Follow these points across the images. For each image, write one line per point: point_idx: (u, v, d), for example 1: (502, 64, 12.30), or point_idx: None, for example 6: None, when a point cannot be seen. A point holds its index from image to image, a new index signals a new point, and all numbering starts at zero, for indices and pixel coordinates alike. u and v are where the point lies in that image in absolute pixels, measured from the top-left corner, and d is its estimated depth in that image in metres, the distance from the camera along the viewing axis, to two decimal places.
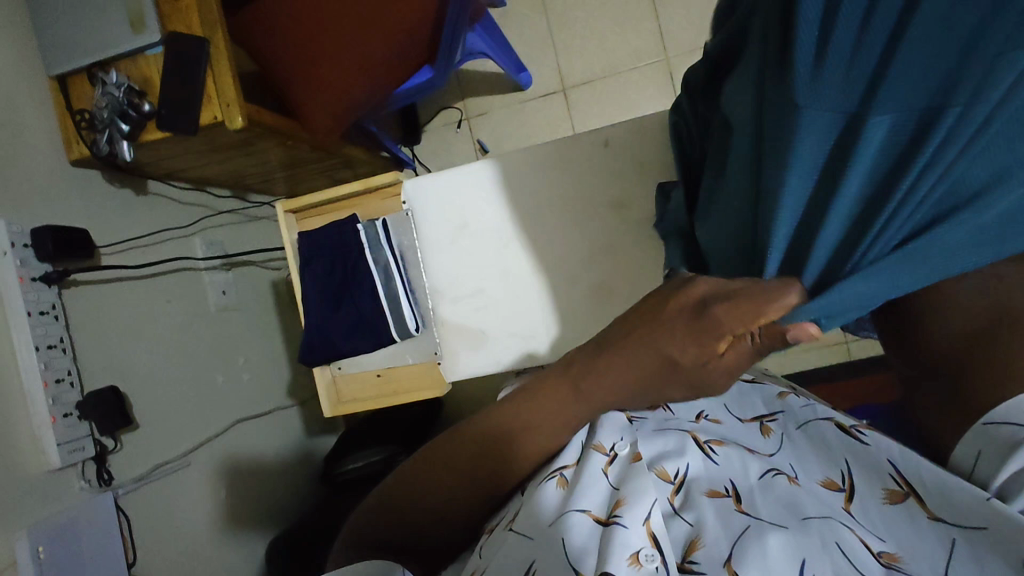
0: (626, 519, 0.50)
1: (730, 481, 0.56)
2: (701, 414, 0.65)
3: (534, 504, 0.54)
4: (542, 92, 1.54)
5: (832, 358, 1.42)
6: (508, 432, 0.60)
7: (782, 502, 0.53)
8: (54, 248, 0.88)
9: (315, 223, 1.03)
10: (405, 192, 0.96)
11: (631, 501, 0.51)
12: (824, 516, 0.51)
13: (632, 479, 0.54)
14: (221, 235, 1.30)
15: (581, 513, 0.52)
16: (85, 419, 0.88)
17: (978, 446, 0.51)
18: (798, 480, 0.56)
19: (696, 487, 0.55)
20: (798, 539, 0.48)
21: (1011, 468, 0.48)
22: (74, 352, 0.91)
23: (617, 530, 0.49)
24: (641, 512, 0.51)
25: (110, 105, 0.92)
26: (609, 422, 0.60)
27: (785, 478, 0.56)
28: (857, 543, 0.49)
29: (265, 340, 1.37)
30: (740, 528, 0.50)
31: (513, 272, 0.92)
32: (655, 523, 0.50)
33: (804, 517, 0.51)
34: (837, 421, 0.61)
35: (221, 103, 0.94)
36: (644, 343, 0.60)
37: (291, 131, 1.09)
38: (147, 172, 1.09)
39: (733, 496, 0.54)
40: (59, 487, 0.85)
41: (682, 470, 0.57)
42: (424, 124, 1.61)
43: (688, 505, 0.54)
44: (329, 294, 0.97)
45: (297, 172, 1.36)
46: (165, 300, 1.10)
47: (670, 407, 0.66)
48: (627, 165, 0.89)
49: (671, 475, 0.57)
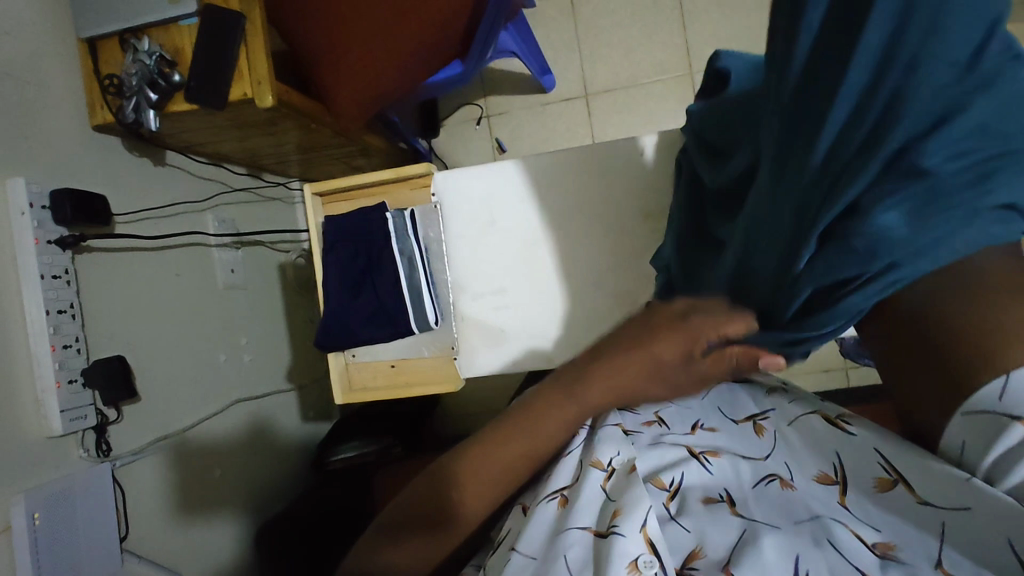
0: (624, 528, 0.48)
1: (725, 488, 0.55)
2: (697, 424, 0.62)
3: (533, 521, 0.53)
4: (564, 96, 1.55)
5: (832, 383, 1.43)
6: (513, 445, 0.57)
7: (771, 506, 0.52)
8: (72, 212, 0.86)
9: (340, 208, 1.02)
10: (435, 184, 0.96)
11: (627, 510, 0.50)
12: (816, 515, 0.50)
13: (626, 489, 0.52)
14: (235, 212, 1.30)
15: (580, 530, 0.51)
16: (89, 387, 0.87)
17: (962, 436, 0.46)
18: (792, 482, 0.54)
19: (691, 495, 0.54)
20: (791, 540, 0.48)
21: (1000, 448, 0.44)
22: (83, 319, 0.90)
23: (616, 539, 0.48)
24: (639, 519, 0.49)
25: (139, 73, 0.91)
26: (607, 437, 0.57)
27: (778, 483, 0.55)
28: (851, 539, 0.47)
29: (270, 321, 1.36)
30: (737, 533, 0.49)
31: (538, 272, 0.93)
32: (653, 529, 0.49)
33: (796, 520, 0.50)
34: (824, 413, 0.59)
35: (252, 81, 0.93)
36: (622, 359, 0.57)
37: (316, 114, 1.09)
38: (166, 142, 1.08)
39: (728, 500, 0.53)
40: (59, 455, 0.83)
41: (677, 478, 0.55)
42: (444, 118, 1.61)
43: (687, 511, 0.52)
44: (351, 281, 0.96)
45: (316, 156, 1.36)
46: (175, 274, 1.09)
47: (665, 417, 0.63)
48: (656, 175, 0.90)
49: (666, 483, 0.55)
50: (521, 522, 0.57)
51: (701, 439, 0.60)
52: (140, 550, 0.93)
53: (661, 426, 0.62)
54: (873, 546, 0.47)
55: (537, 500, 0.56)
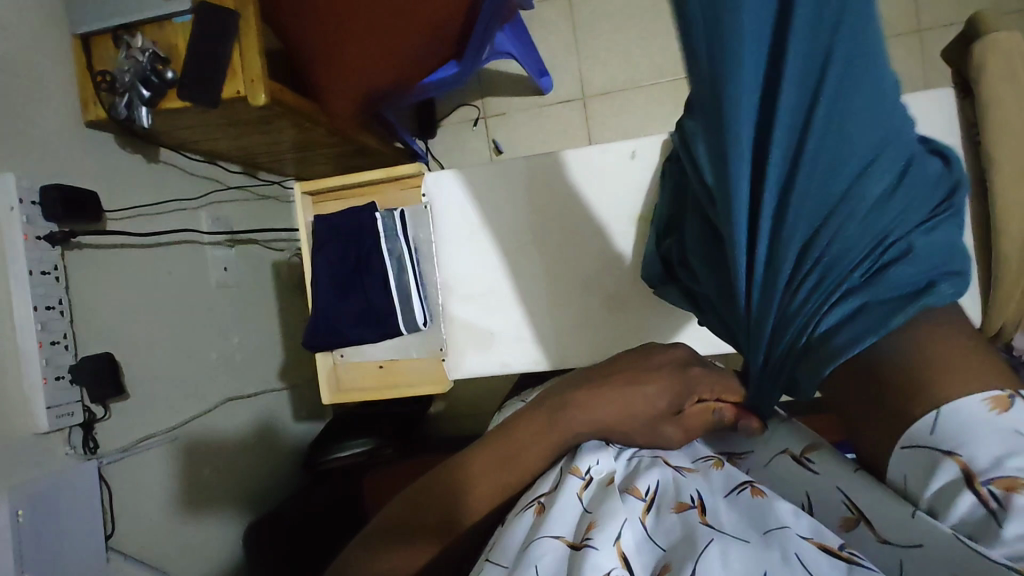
0: (596, 540, 0.47)
1: (697, 493, 0.52)
2: None
3: (508, 533, 0.53)
4: (561, 98, 1.54)
5: None
6: (499, 469, 0.62)
7: (743, 517, 0.49)
8: (62, 209, 0.86)
9: (330, 207, 1.02)
10: (426, 185, 0.95)
11: (601, 522, 0.49)
12: (784, 527, 0.47)
13: (602, 502, 0.52)
14: (228, 210, 1.29)
15: (551, 538, 0.49)
16: (76, 383, 0.87)
17: (905, 470, 0.50)
18: (764, 491, 0.52)
19: (665, 502, 0.52)
20: (761, 556, 0.45)
21: (937, 482, 0.47)
22: (71, 314, 0.89)
23: (588, 551, 0.46)
24: (612, 531, 0.48)
25: (133, 69, 0.91)
26: (586, 449, 0.60)
27: (750, 490, 0.52)
28: (819, 555, 0.45)
29: (261, 321, 1.35)
30: (705, 543, 0.46)
31: (527, 275, 0.92)
32: (626, 543, 0.47)
33: (766, 530, 0.47)
34: (791, 451, 0.60)
35: (245, 79, 0.93)
36: (618, 389, 0.63)
37: (310, 114, 1.09)
38: (159, 139, 1.08)
39: (699, 505, 0.50)
40: (45, 452, 0.83)
41: (653, 486, 0.54)
42: (440, 119, 1.61)
43: (658, 524, 0.50)
44: (340, 281, 0.96)
45: (310, 155, 1.35)
46: (166, 271, 1.09)
47: None
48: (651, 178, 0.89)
49: (643, 491, 0.54)
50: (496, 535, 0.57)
51: (678, 450, 0.62)
52: (125, 548, 0.93)
53: None
54: (838, 554, 0.45)
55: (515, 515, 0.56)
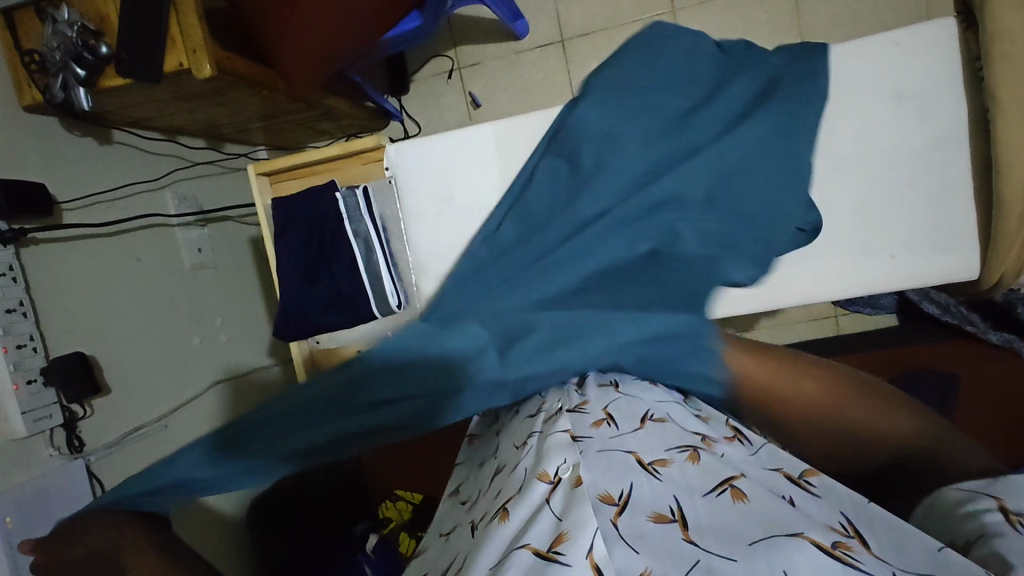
0: (568, 557, 0.47)
1: (675, 500, 0.52)
2: (646, 416, 0.63)
3: (483, 553, 0.54)
4: (538, 43, 1.45)
5: (821, 331, 1.40)
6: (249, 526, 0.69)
7: (726, 527, 0.50)
8: (8, 205, 0.81)
9: (290, 187, 0.98)
10: (388, 158, 0.92)
11: (572, 535, 0.48)
12: (769, 534, 0.48)
13: (571, 509, 0.51)
14: (194, 188, 1.23)
15: (520, 549, 0.50)
16: (50, 385, 0.84)
17: (950, 498, 0.56)
18: (745, 494, 0.53)
19: (640, 508, 0.51)
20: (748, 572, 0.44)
21: (973, 504, 0.53)
22: (36, 315, 0.86)
23: (558, 567, 0.47)
24: (583, 546, 0.47)
25: (63, 46, 0.84)
26: (552, 446, 0.59)
27: (730, 494, 0.53)
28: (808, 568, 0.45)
29: (243, 301, 1.32)
30: (689, 563, 0.46)
31: None
32: (600, 554, 0.47)
33: (750, 543, 0.47)
34: (785, 472, 0.58)
35: (187, 49, 0.86)
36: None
37: (264, 81, 1.01)
38: (110, 119, 1.01)
39: (680, 520, 0.50)
40: (28, 456, 0.82)
41: (626, 490, 0.53)
42: (412, 74, 1.52)
43: (632, 529, 0.49)
44: (306, 266, 0.91)
45: (276, 124, 1.28)
46: (135, 258, 1.05)
47: (615, 420, 0.62)
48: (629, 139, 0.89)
49: (615, 496, 0.52)
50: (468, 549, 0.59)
51: (649, 437, 0.60)
52: None
53: (610, 426, 0.61)
54: (831, 550, 0.47)
55: (487, 526, 0.58)
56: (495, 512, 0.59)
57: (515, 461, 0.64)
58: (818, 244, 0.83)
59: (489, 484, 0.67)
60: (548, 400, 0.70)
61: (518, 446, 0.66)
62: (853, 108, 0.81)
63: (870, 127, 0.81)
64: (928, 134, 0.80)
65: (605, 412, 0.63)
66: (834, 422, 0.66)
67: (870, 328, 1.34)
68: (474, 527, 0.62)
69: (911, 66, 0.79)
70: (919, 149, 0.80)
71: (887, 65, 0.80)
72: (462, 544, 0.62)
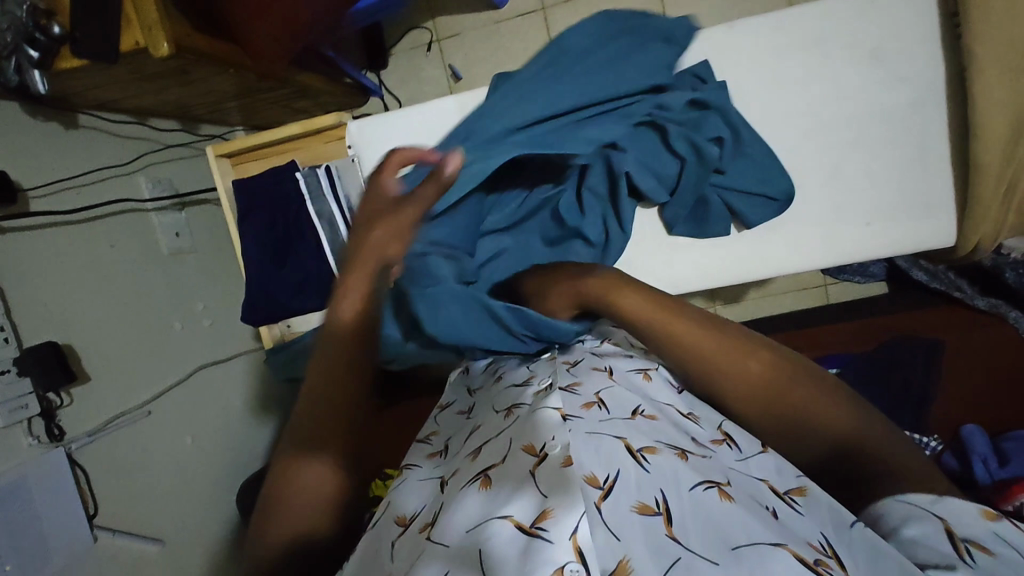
0: (552, 533, 0.48)
1: (661, 491, 0.52)
2: (638, 410, 0.63)
3: (457, 514, 0.55)
4: (518, 11, 1.40)
5: (809, 300, 1.39)
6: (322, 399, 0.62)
7: (711, 527, 0.49)
8: None
9: (251, 168, 0.97)
10: (349, 135, 0.90)
11: (556, 513, 0.49)
12: (754, 541, 0.48)
13: (558, 488, 0.51)
14: (169, 171, 1.21)
15: (502, 519, 0.51)
16: (24, 375, 0.84)
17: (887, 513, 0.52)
18: (730, 492, 0.53)
19: (624, 498, 0.51)
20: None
21: (919, 527, 0.50)
22: (6, 305, 0.85)
23: (540, 543, 0.47)
24: (568, 525, 0.47)
25: (13, 27, 0.81)
26: (542, 423, 0.59)
27: (716, 491, 0.53)
28: (794, 563, 0.46)
29: (227, 285, 1.31)
30: (671, 560, 0.46)
31: None
32: (583, 535, 0.47)
33: (733, 547, 0.47)
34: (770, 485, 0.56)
35: (142, 26, 0.82)
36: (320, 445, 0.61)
37: (229, 58, 0.97)
38: (74, 103, 0.98)
39: (665, 514, 0.50)
40: (7, 447, 0.82)
41: (612, 475, 0.53)
42: (390, 48, 1.48)
43: (615, 512, 0.49)
44: (273, 248, 0.90)
45: (250, 103, 1.25)
46: (109, 245, 1.04)
47: (606, 404, 0.63)
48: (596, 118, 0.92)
49: (600, 480, 0.52)
50: (440, 503, 0.59)
51: (640, 427, 0.60)
52: (114, 527, 0.94)
53: (600, 409, 0.62)
54: (812, 566, 0.46)
55: (460, 488, 0.58)
56: (475, 474, 0.59)
57: (500, 427, 0.65)
58: (795, 213, 0.82)
59: (465, 448, 0.67)
60: (538, 374, 0.72)
61: (502, 413, 0.68)
62: (833, 71, 0.79)
63: (850, 90, 0.78)
64: (909, 95, 0.77)
65: (597, 398, 0.64)
66: (747, 391, 0.62)
67: (858, 297, 1.34)
68: (444, 486, 0.62)
69: (893, 25, 0.76)
70: (900, 113, 0.78)
71: (868, 23, 0.77)
72: (433, 500, 0.61)
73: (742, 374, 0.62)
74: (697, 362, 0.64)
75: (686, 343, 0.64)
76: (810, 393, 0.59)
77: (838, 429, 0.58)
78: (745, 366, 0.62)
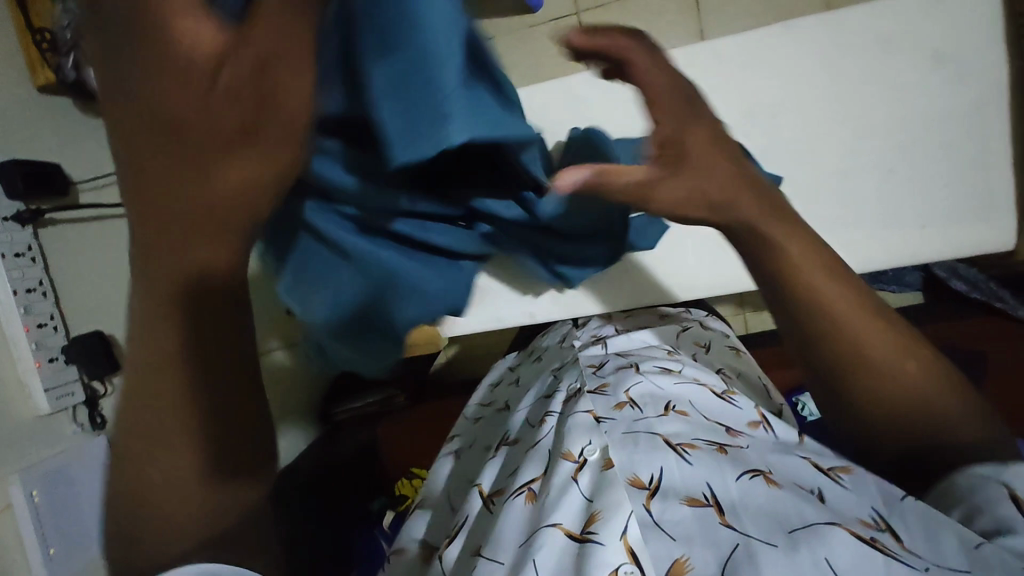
0: (602, 536, 0.48)
1: (708, 485, 0.51)
2: (669, 406, 0.63)
3: (506, 526, 0.56)
4: (553, 16, 1.41)
5: None
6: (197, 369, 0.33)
7: (765, 512, 0.48)
8: (24, 185, 0.82)
9: None
10: None
11: (605, 516, 0.49)
12: (809, 523, 0.46)
13: (604, 490, 0.51)
14: None
15: (552, 528, 0.51)
16: (71, 363, 0.86)
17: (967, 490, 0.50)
18: (775, 479, 0.52)
19: (673, 492, 0.50)
20: (789, 558, 0.43)
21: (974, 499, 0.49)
22: (56, 294, 0.87)
23: (594, 548, 0.48)
24: (617, 526, 0.48)
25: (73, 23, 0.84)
26: (576, 426, 0.60)
27: (762, 479, 0.52)
28: (850, 540, 0.44)
29: None
30: (729, 547, 0.45)
31: None
32: (634, 537, 0.48)
33: (790, 530, 0.46)
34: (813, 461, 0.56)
35: None
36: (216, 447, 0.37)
37: None
38: None
39: (715, 505, 0.49)
40: (53, 432, 0.83)
41: (656, 475, 0.52)
42: None
43: (666, 512, 0.49)
44: None
45: None
46: None
47: (639, 404, 0.63)
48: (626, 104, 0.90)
49: (645, 481, 0.52)
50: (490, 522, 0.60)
51: (674, 423, 0.60)
52: None
53: (633, 408, 0.63)
54: (867, 541, 0.44)
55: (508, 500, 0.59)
56: (517, 488, 0.60)
57: (534, 438, 0.67)
58: (842, 217, 0.81)
59: (504, 455, 0.70)
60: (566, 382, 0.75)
61: (536, 424, 0.70)
62: (884, 73, 0.78)
63: (902, 92, 0.78)
64: (964, 97, 0.76)
65: (627, 398, 0.65)
66: (878, 368, 0.53)
67: None
68: (492, 502, 0.63)
69: (952, 25, 0.76)
70: (955, 115, 0.77)
71: (921, 26, 0.76)
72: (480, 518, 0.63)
73: (868, 343, 0.54)
74: (826, 324, 0.55)
75: (847, 320, 0.54)
76: (938, 397, 0.53)
77: (953, 440, 0.53)
78: (883, 344, 0.54)
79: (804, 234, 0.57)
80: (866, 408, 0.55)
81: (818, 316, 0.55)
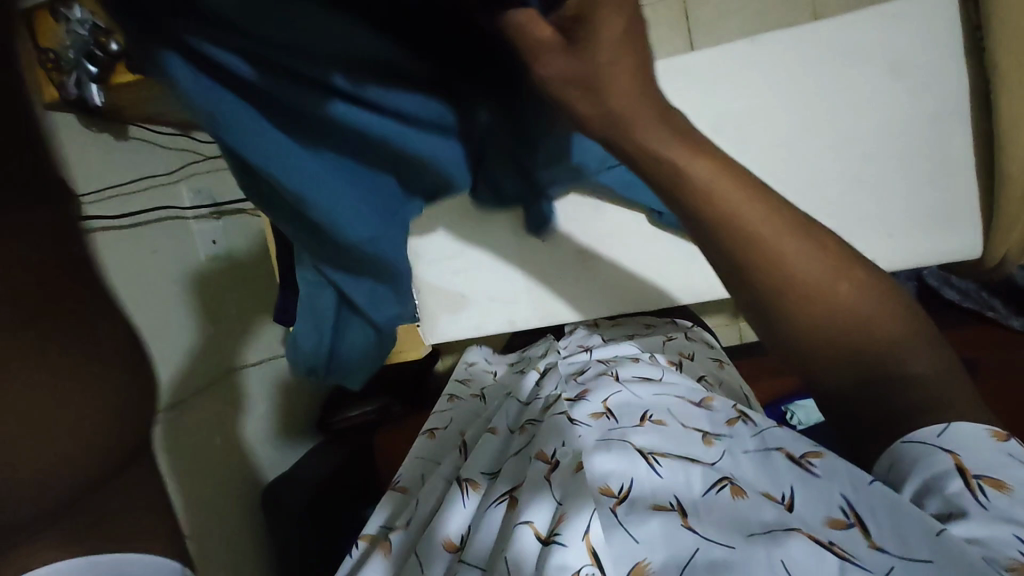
0: (565, 537, 0.49)
1: (675, 495, 0.50)
2: (646, 416, 0.62)
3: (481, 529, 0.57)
4: None
5: None
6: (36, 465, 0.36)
7: (726, 516, 0.48)
8: None
9: None
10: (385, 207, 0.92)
11: (569, 516, 0.50)
12: (769, 528, 0.46)
13: (573, 493, 0.52)
14: (209, 180, 1.26)
15: (524, 526, 0.52)
16: None
17: (898, 460, 0.46)
18: (744, 490, 0.50)
19: (641, 500, 0.50)
20: (744, 563, 0.43)
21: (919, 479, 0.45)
22: None
23: (555, 548, 0.48)
24: (581, 526, 0.49)
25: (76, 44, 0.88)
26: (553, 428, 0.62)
27: (729, 490, 0.50)
28: (806, 547, 0.44)
29: (260, 294, 1.33)
30: (688, 552, 0.45)
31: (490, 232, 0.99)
32: (596, 537, 0.48)
33: (749, 533, 0.46)
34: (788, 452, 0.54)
35: None
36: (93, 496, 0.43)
37: None
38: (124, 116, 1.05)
39: (680, 508, 0.49)
40: None
41: (625, 485, 0.51)
42: None
43: (633, 514, 0.48)
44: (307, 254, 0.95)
45: None
46: (151, 250, 1.09)
47: (615, 415, 0.63)
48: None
49: (614, 489, 0.51)
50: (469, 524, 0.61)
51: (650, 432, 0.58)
52: None
53: (609, 419, 0.63)
54: (826, 545, 0.44)
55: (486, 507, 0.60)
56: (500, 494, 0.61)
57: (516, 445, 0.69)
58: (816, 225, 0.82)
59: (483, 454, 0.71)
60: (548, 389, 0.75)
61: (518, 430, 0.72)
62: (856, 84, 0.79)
63: (873, 102, 0.79)
64: (933, 106, 0.78)
65: (605, 407, 0.65)
66: (811, 298, 0.46)
67: None
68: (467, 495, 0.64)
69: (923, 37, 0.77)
70: (924, 124, 0.79)
71: (894, 37, 0.78)
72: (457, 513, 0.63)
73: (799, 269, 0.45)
74: (757, 254, 0.45)
75: (774, 243, 0.45)
76: (881, 315, 0.47)
77: (902, 371, 0.46)
78: (815, 268, 0.46)
79: (709, 149, 0.44)
80: (805, 347, 0.48)
81: (744, 254, 0.45)
